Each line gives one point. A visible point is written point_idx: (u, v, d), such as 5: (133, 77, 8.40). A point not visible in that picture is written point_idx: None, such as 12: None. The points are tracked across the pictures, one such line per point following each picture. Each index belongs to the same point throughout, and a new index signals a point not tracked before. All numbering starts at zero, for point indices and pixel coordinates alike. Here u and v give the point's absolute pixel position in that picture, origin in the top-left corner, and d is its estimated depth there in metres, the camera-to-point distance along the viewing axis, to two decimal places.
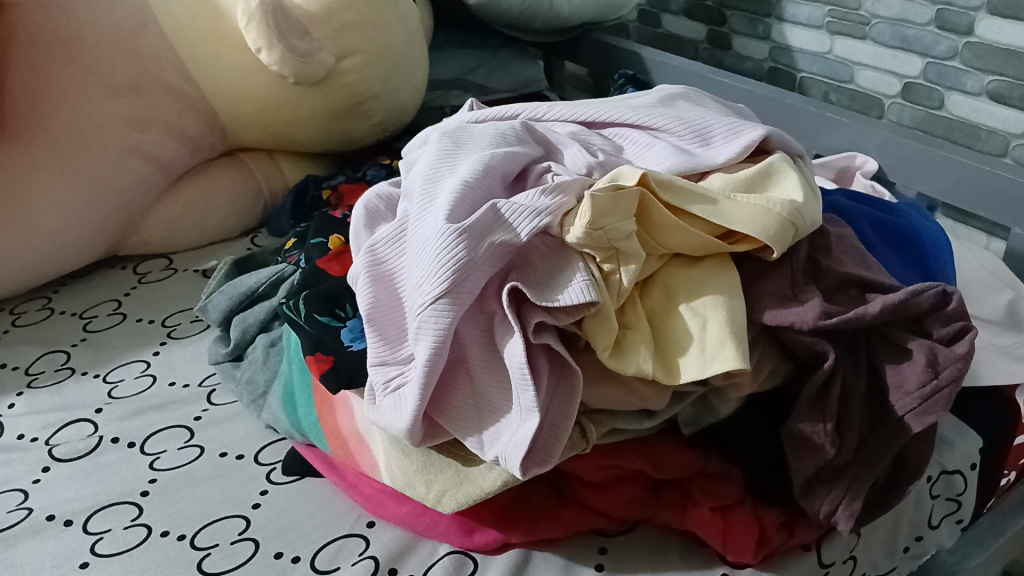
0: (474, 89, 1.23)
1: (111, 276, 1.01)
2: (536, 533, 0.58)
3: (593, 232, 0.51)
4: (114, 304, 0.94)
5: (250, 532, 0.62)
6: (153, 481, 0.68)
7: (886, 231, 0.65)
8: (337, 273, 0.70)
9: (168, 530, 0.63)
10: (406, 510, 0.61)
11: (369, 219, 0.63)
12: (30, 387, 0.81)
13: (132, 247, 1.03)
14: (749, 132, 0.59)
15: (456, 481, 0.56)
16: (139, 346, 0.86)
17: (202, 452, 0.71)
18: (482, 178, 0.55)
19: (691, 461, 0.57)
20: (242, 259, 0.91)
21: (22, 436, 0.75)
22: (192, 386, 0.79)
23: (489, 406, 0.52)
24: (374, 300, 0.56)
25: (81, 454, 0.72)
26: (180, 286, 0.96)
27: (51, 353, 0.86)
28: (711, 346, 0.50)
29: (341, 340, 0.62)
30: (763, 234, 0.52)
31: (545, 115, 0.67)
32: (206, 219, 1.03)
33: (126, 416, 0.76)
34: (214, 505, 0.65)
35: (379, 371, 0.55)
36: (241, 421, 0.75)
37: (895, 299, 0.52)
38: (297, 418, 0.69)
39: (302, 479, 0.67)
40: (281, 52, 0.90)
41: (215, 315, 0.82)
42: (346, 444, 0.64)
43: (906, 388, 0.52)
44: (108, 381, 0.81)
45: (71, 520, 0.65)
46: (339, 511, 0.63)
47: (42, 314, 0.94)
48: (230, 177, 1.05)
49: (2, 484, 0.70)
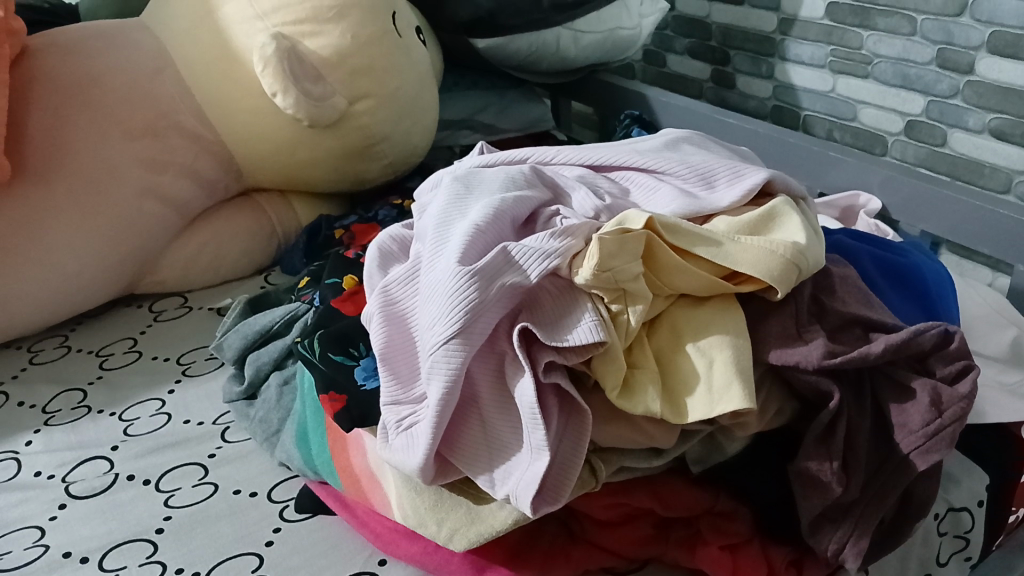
0: (482, 129, 1.26)
1: (126, 315, 1.02)
2: (547, 572, 0.59)
3: (601, 274, 0.52)
4: (129, 342, 0.95)
5: (263, 570, 0.64)
6: (167, 518, 0.70)
7: (889, 269, 0.66)
8: (350, 313, 0.71)
9: (183, 567, 0.65)
10: (417, 549, 0.62)
11: (381, 260, 0.65)
12: (47, 425, 0.82)
13: (148, 286, 1.04)
14: (751, 175, 0.61)
15: (467, 519, 0.56)
16: (153, 383, 0.87)
17: (215, 490, 0.72)
18: (492, 222, 0.56)
19: (699, 499, 0.59)
20: (255, 298, 0.92)
21: (39, 473, 0.76)
22: (206, 424, 0.81)
23: (502, 441, 0.53)
24: (387, 340, 0.58)
25: (97, 492, 0.73)
26: (194, 324, 0.98)
27: (68, 391, 0.87)
28: (717, 386, 0.51)
29: (354, 379, 0.63)
30: (766, 274, 0.53)
31: (553, 158, 0.69)
32: (220, 259, 1.05)
33: (141, 453, 0.77)
34: (227, 543, 0.67)
35: (391, 410, 0.56)
36: (255, 459, 0.76)
37: (898, 339, 0.53)
38: (310, 457, 0.70)
39: (314, 517, 0.69)
40: (296, 96, 0.91)
41: (229, 353, 0.83)
42: (358, 482, 0.65)
43: (910, 426, 0.53)
44: (124, 419, 0.82)
45: (86, 557, 0.66)
46: (351, 549, 0.65)
47: (60, 352, 0.95)
48: (245, 217, 1.07)
49: (19, 522, 0.71)
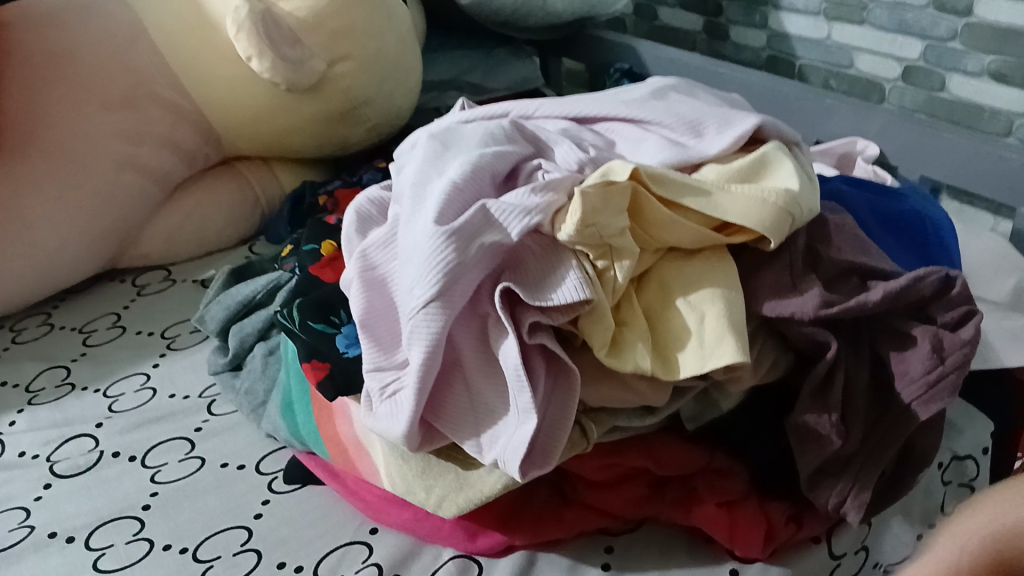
0: (469, 89, 1.23)
1: (110, 290, 1.00)
2: (539, 536, 0.58)
3: (584, 229, 0.50)
4: (113, 317, 0.94)
5: (252, 543, 0.63)
6: (154, 494, 0.68)
7: (887, 215, 0.64)
8: (331, 279, 0.69)
9: (170, 543, 0.64)
10: (408, 516, 0.61)
11: (361, 224, 0.63)
12: (31, 404, 0.81)
13: (131, 260, 1.02)
14: (741, 121, 0.58)
15: (456, 485, 0.55)
16: (139, 358, 0.85)
17: (203, 464, 0.71)
18: (471, 179, 0.54)
19: (694, 457, 0.57)
20: (239, 268, 0.90)
21: (23, 452, 0.75)
22: (192, 397, 0.79)
23: (489, 404, 0.52)
24: (367, 305, 0.56)
25: (82, 470, 0.72)
26: (179, 297, 0.96)
27: (52, 368, 0.86)
28: (709, 340, 0.49)
29: (336, 347, 0.61)
30: (758, 224, 0.51)
31: (535, 112, 0.66)
32: (203, 229, 1.03)
33: (126, 429, 0.76)
34: (216, 517, 0.66)
35: (375, 377, 0.55)
36: (242, 431, 0.74)
37: (897, 286, 0.51)
38: (297, 427, 0.68)
39: (304, 487, 0.68)
40: (272, 60, 0.89)
41: (212, 325, 0.81)
42: (345, 451, 0.63)
43: (911, 375, 0.51)
44: (109, 396, 0.80)
45: (72, 536, 0.65)
46: (341, 518, 0.64)
47: (42, 330, 0.93)
48: (227, 186, 1.04)
49: (4, 502, 0.69)
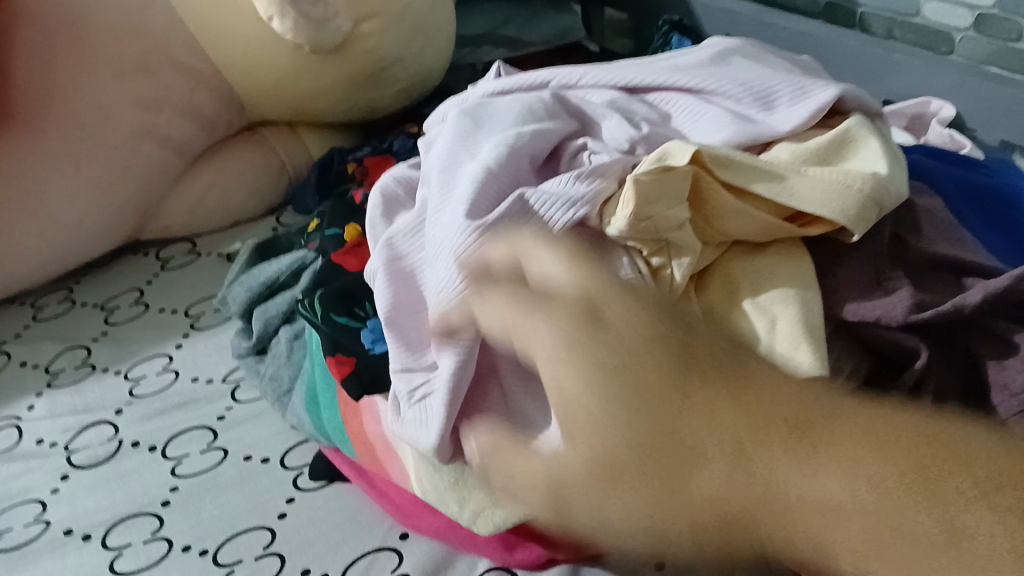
0: (503, 45, 1.16)
1: (132, 264, 0.96)
2: (585, 550, 0.53)
3: (638, 223, 0.44)
4: (135, 293, 0.90)
5: (276, 546, 0.59)
6: (175, 489, 0.65)
7: (976, 193, 0.57)
8: (354, 268, 0.64)
9: (190, 544, 0.60)
10: (440, 523, 0.57)
11: (387, 206, 0.57)
12: (50, 387, 0.78)
13: (153, 232, 0.98)
14: (818, 92, 0.51)
15: (491, 499, 0.50)
16: (161, 339, 0.82)
17: (226, 455, 0.67)
18: (508, 163, 0.48)
19: None
20: (264, 242, 0.85)
21: (41, 440, 0.72)
22: (215, 382, 0.75)
23: (526, 412, 0.46)
24: (393, 300, 0.51)
25: (100, 460, 0.68)
26: (203, 271, 0.92)
27: (72, 349, 0.82)
28: (780, 349, 0.43)
29: (361, 342, 0.57)
30: (840, 213, 0.44)
31: (578, 81, 0.59)
32: (227, 200, 0.98)
33: (147, 416, 0.72)
34: (239, 515, 0.62)
35: (403, 378, 0.50)
36: (267, 420, 0.70)
37: (1000, 286, 0.44)
38: (322, 422, 0.64)
39: (330, 484, 0.63)
40: (294, 19, 0.82)
41: (234, 307, 0.77)
42: (372, 451, 0.59)
43: (1011, 389, 0.43)
44: (129, 379, 0.77)
45: (89, 534, 0.62)
46: (369, 520, 0.60)
47: (63, 307, 0.90)
48: (251, 154, 0.99)
49: (20, 495, 0.67)
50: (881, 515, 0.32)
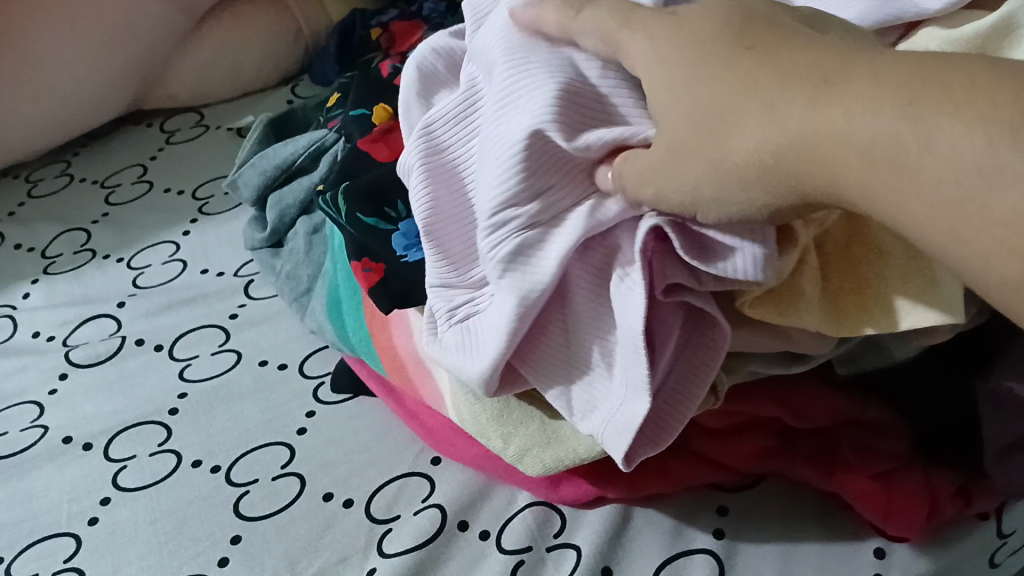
0: None
1: (135, 135, 0.87)
2: (639, 490, 0.48)
3: None
4: (139, 170, 0.82)
5: (295, 465, 0.54)
6: (183, 396, 0.59)
7: None
8: (384, 159, 0.55)
9: (201, 459, 0.55)
10: (477, 452, 0.51)
11: (424, 84, 0.48)
12: (46, 274, 0.72)
13: (157, 100, 0.89)
14: None
15: (542, 438, 0.45)
16: (166, 223, 0.74)
17: (239, 359, 0.61)
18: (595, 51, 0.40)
19: (843, 408, 0.45)
20: (278, 117, 0.76)
21: (38, 334, 0.66)
22: (226, 276, 0.68)
23: (587, 355, 0.39)
24: (433, 203, 0.43)
25: (102, 360, 0.63)
26: (212, 147, 0.83)
27: (70, 231, 0.75)
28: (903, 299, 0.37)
29: (391, 250, 0.49)
30: None
31: None
32: (238, 66, 0.88)
33: (151, 311, 0.66)
34: (253, 428, 0.56)
35: (441, 296, 0.43)
36: (283, 322, 0.64)
37: None
38: (344, 331, 0.57)
39: (355, 399, 0.58)
40: None
41: (246, 193, 0.69)
42: (404, 368, 0.53)
43: None
44: (133, 268, 0.70)
45: (90, 444, 0.57)
46: (398, 443, 0.54)
47: (61, 183, 0.82)
48: (264, 10, 0.88)
49: (17, 395, 0.62)
50: (847, 109, 0.29)
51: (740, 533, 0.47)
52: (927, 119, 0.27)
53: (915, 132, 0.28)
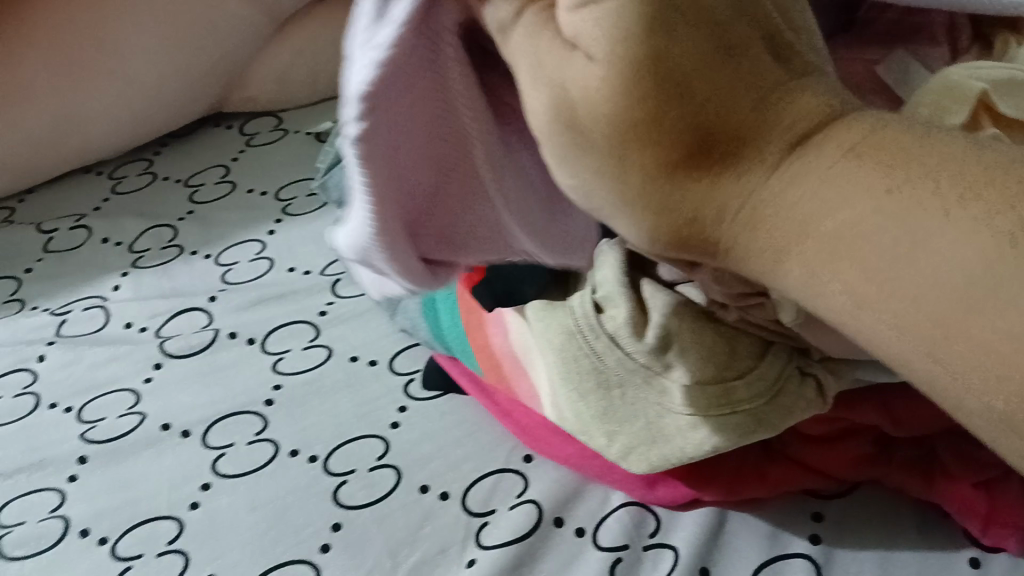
0: None
1: (215, 137, 0.90)
2: (735, 493, 0.49)
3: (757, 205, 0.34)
4: (221, 170, 0.84)
5: (391, 458, 0.55)
6: (277, 388, 0.61)
7: None
8: None
9: (298, 450, 0.56)
10: (573, 451, 0.52)
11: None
12: (135, 267, 0.74)
13: (238, 103, 0.91)
14: None
15: (647, 437, 0.45)
16: (252, 222, 0.76)
17: (331, 354, 0.63)
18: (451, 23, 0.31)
19: (946, 418, 0.46)
20: None
21: (130, 325, 0.68)
22: (313, 274, 0.70)
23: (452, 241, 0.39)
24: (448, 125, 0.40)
25: (195, 351, 0.65)
26: (292, 149, 0.85)
27: (156, 227, 0.78)
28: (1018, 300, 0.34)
29: None
30: None
31: None
32: (317, 70, 0.90)
33: (242, 306, 0.68)
34: (348, 421, 0.58)
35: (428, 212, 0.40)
36: (371, 320, 0.65)
37: None
38: (441, 329, 0.58)
39: (446, 395, 0.59)
40: None
41: (336, 194, 0.70)
42: (499, 366, 0.54)
43: None
44: (221, 264, 0.72)
45: (188, 431, 0.59)
46: (491, 441, 0.55)
47: (144, 180, 0.85)
48: (341, 25, 0.92)
49: (112, 382, 0.64)
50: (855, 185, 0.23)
51: (835, 539, 0.47)
52: (919, 228, 0.22)
53: (905, 233, 0.22)
